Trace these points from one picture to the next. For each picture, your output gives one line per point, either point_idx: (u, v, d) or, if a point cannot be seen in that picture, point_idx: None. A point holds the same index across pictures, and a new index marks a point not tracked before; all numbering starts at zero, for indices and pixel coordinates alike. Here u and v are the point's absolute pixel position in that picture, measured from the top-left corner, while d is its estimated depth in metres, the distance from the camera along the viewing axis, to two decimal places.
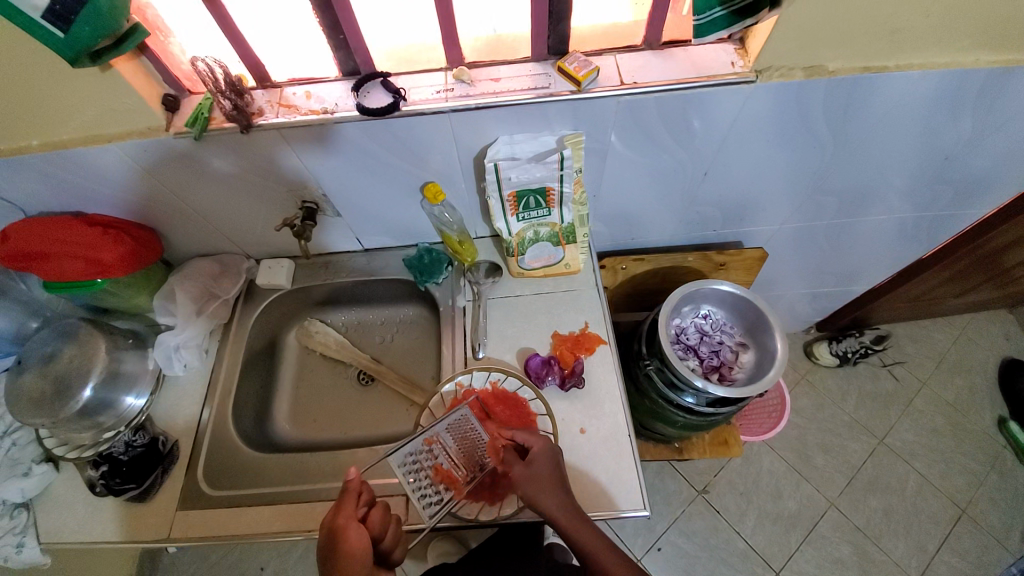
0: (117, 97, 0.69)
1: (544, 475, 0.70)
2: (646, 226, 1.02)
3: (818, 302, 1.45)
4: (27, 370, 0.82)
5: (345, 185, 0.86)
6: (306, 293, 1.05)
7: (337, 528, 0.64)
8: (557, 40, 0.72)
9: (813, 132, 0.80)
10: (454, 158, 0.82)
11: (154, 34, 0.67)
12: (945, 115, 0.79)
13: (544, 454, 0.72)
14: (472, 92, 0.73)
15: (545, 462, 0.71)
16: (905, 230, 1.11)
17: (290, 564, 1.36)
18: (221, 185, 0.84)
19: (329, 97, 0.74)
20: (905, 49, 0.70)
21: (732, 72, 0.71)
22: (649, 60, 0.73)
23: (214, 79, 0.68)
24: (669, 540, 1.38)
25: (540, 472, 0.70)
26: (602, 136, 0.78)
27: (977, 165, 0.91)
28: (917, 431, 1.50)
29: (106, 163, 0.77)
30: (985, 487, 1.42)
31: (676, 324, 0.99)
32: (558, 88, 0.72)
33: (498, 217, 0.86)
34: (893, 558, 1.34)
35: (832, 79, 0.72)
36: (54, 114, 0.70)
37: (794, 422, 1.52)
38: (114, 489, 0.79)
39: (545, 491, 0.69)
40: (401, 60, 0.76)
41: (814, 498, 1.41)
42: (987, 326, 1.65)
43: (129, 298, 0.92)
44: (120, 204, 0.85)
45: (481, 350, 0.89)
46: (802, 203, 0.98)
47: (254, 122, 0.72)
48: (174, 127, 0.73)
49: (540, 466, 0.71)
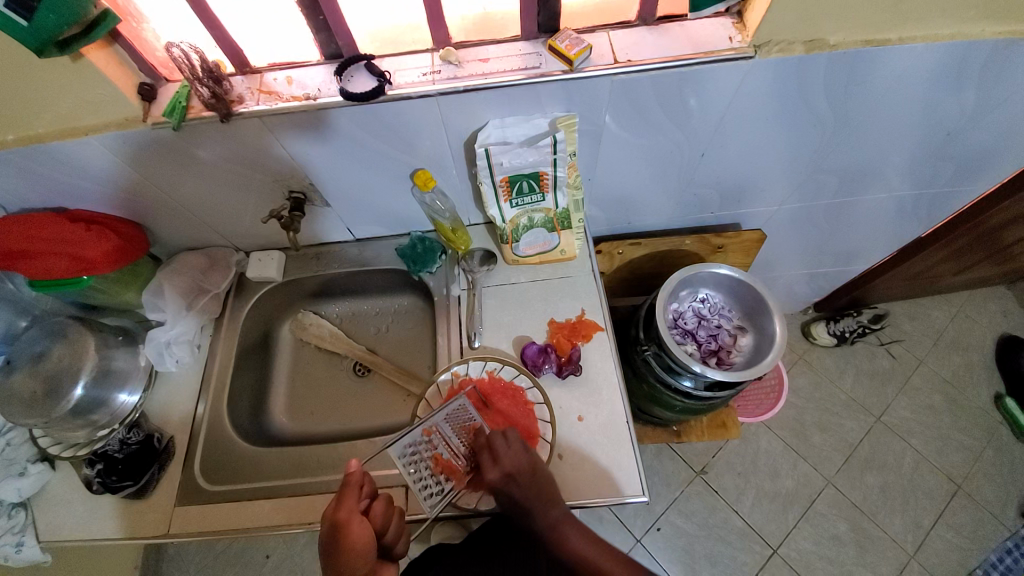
0: (91, 87, 0.66)
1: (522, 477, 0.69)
2: (642, 208, 1.00)
3: (816, 283, 1.44)
4: (17, 370, 0.80)
5: (333, 174, 0.84)
6: (298, 285, 1.03)
7: (340, 521, 0.63)
8: (547, 17, 0.69)
9: (812, 108, 0.78)
10: (444, 143, 0.79)
11: (126, 20, 0.65)
12: (948, 89, 0.77)
13: (519, 455, 0.71)
14: (460, 73, 0.70)
15: (518, 461, 0.70)
16: (904, 209, 1.09)
17: (294, 553, 1.37)
18: (206, 177, 0.81)
19: (311, 82, 0.71)
20: (908, 21, 0.67)
21: (730, 47, 0.68)
22: (644, 36, 0.70)
23: (190, 66, 0.65)
24: (668, 520, 1.39)
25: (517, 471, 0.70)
26: (596, 117, 0.76)
27: (979, 140, 0.89)
28: (914, 408, 1.50)
29: (84, 157, 0.74)
30: (979, 462, 1.43)
31: (674, 309, 0.97)
32: (550, 68, 0.69)
33: (491, 204, 0.84)
34: (888, 534, 1.35)
35: (834, 53, 0.69)
36: (26, 107, 0.67)
37: (792, 402, 1.53)
38: (110, 487, 0.79)
39: (529, 501, 0.69)
40: (385, 42, 0.73)
41: (812, 477, 1.42)
42: (984, 302, 1.65)
43: (117, 294, 0.90)
44: (102, 199, 0.83)
45: (477, 339, 0.88)
46: (801, 181, 0.96)
47: (234, 110, 0.69)
48: (151, 117, 0.70)
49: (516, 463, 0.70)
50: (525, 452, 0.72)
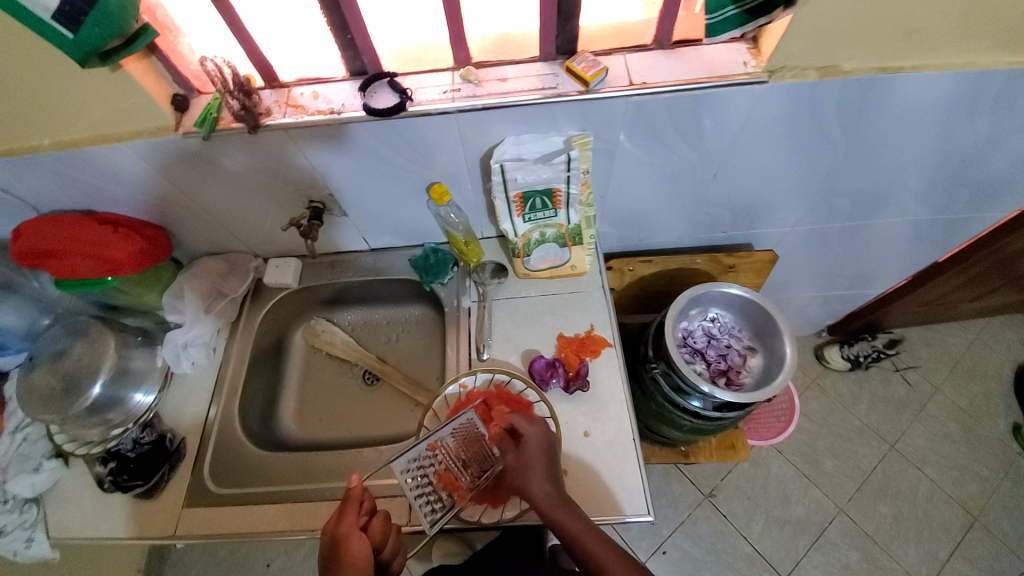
0: (126, 96, 0.69)
1: (530, 459, 0.71)
2: (654, 227, 1.01)
3: (829, 305, 1.43)
4: (38, 367, 0.83)
5: (352, 185, 0.86)
6: (312, 292, 1.05)
7: (340, 536, 0.64)
8: (565, 40, 0.72)
9: (825, 133, 0.79)
10: (461, 158, 0.81)
11: (163, 34, 0.68)
12: (961, 116, 0.77)
13: (536, 438, 0.73)
14: (479, 91, 0.72)
15: (534, 445, 0.72)
16: (919, 232, 1.08)
17: (295, 562, 1.37)
18: (230, 185, 0.84)
19: (336, 97, 0.74)
20: (921, 49, 0.68)
21: (744, 72, 0.70)
22: (658, 60, 0.72)
23: (223, 79, 0.69)
24: (675, 544, 1.36)
25: (528, 455, 0.71)
26: (611, 136, 0.77)
27: (995, 167, 0.89)
28: (929, 437, 1.47)
29: (116, 162, 0.77)
30: (998, 496, 1.39)
31: (684, 327, 0.97)
32: (566, 89, 0.71)
33: (504, 217, 0.86)
34: (902, 566, 1.31)
35: (846, 79, 0.70)
36: (65, 114, 0.71)
37: (804, 426, 1.50)
38: (121, 486, 0.81)
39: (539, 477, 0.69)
40: (408, 60, 0.75)
41: (823, 504, 1.39)
42: (1003, 330, 1.62)
43: (138, 295, 0.93)
44: (130, 203, 0.85)
45: (486, 351, 0.88)
46: (813, 204, 0.96)
47: (262, 122, 0.72)
48: (183, 127, 0.73)
49: (528, 450, 0.72)
50: (547, 437, 0.74)
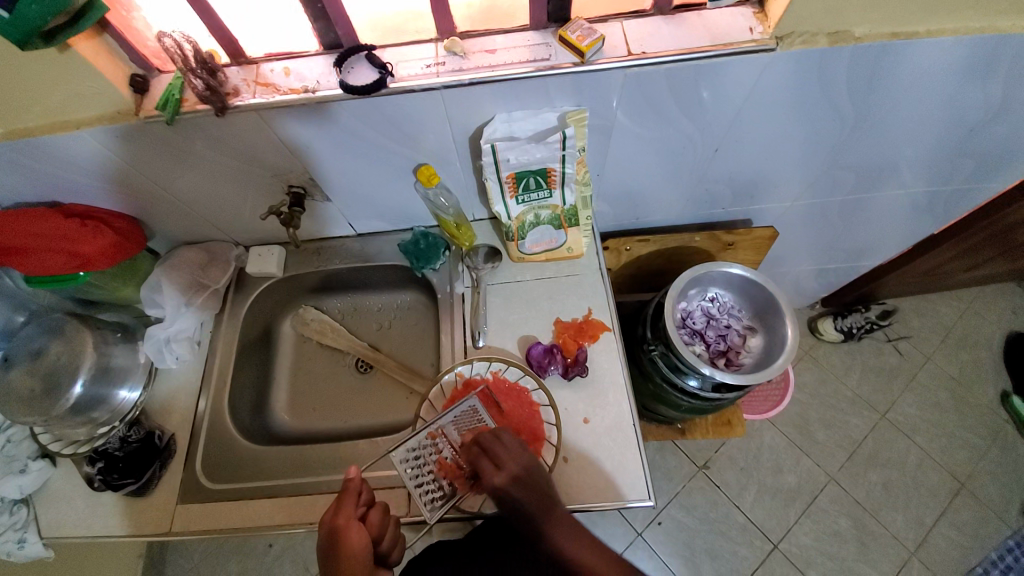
0: (81, 78, 0.63)
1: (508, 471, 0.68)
2: (651, 205, 0.98)
3: (825, 279, 1.41)
4: (16, 367, 0.80)
5: (334, 168, 0.81)
6: (299, 280, 1.01)
7: (338, 527, 0.62)
8: (557, 6, 0.66)
9: (833, 104, 0.75)
10: (448, 137, 0.76)
11: (115, 9, 0.61)
12: (976, 83, 0.73)
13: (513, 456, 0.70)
14: (465, 65, 0.67)
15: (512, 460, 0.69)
16: (919, 205, 1.06)
17: (296, 543, 1.38)
18: (202, 171, 0.79)
19: (309, 73, 0.68)
20: (938, 12, 0.63)
21: (751, 39, 0.65)
22: (659, 27, 0.67)
23: (182, 56, 0.64)
24: (670, 515, 1.39)
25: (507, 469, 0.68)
26: (607, 110, 0.73)
27: (1003, 137, 0.85)
28: (920, 405, 1.49)
29: (77, 150, 0.72)
30: (984, 461, 1.42)
31: (682, 308, 0.95)
32: (560, 61, 0.66)
33: (497, 200, 0.81)
34: (890, 531, 1.35)
35: (858, 46, 0.66)
36: (15, 99, 0.65)
37: (797, 398, 1.51)
38: (112, 485, 0.79)
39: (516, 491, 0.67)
40: (387, 31, 0.69)
41: (815, 472, 1.42)
42: (995, 299, 1.62)
43: (115, 289, 0.89)
44: (97, 193, 0.80)
45: (482, 338, 0.86)
46: (817, 177, 0.93)
47: (230, 103, 0.66)
48: (143, 111, 0.67)
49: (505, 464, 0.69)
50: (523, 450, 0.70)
